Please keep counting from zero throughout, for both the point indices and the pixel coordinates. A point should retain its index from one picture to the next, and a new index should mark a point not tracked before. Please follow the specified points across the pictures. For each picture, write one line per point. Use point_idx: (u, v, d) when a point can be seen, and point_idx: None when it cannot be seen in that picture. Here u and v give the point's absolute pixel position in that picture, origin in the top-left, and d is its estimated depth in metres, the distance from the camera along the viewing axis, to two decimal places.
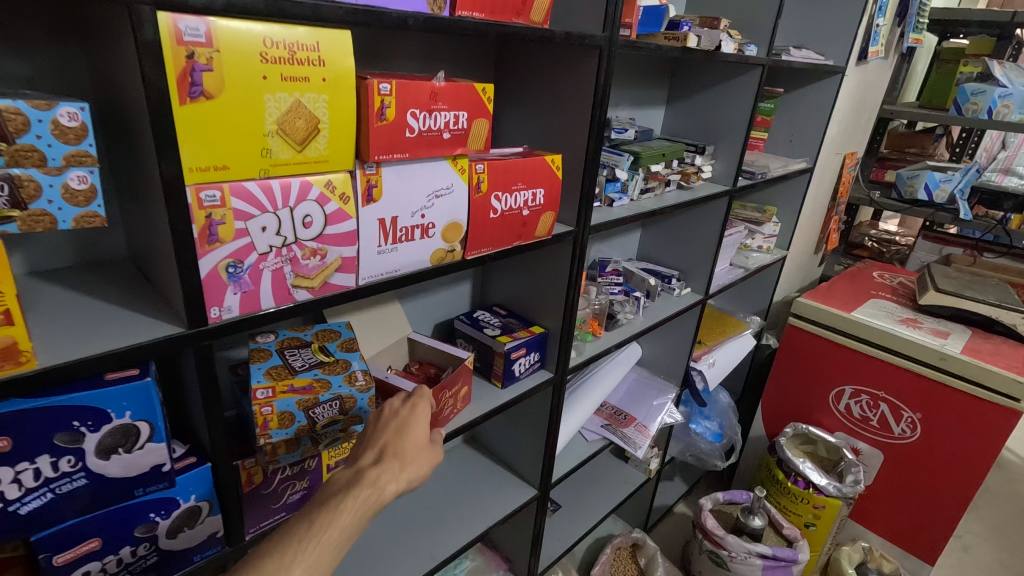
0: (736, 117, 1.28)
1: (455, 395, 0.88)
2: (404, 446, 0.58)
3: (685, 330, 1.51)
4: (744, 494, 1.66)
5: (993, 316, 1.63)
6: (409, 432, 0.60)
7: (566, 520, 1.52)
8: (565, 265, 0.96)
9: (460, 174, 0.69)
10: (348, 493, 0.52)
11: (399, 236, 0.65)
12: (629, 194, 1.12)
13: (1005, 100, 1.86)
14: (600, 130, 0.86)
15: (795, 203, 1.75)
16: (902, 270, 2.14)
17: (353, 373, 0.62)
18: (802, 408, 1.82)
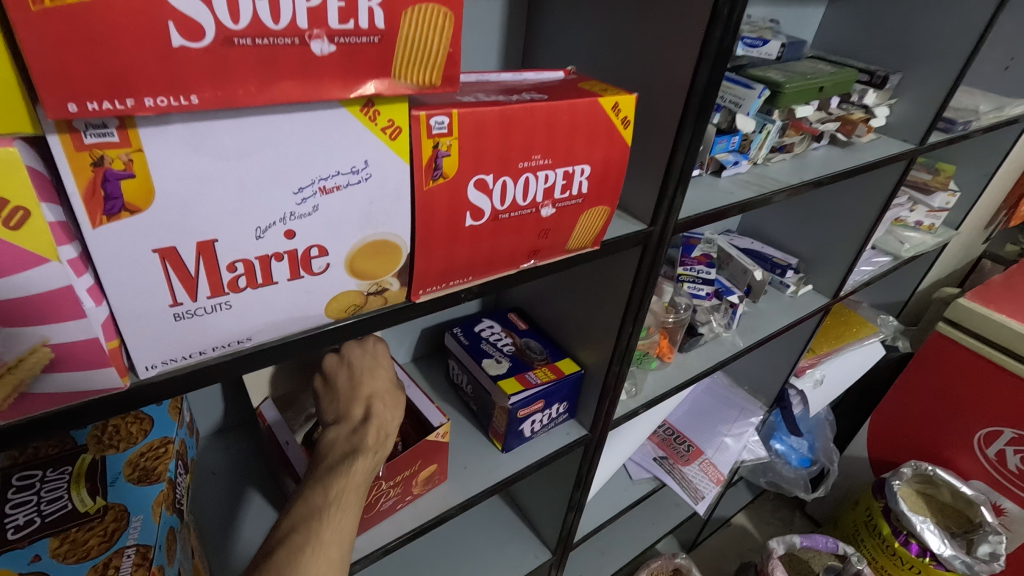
0: (957, 25, 0.76)
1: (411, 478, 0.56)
2: (385, 387, 0.52)
3: (792, 341, 1.08)
4: (830, 543, 1.27)
5: None
6: (381, 374, 0.53)
7: (596, 546, 1.23)
8: (624, 281, 0.56)
9: (385, 141, 0.30)
10: (355, 450, 0.46)
11: (228, 281, 0.29)
12: (750, 155, 0.67)
13: None
14: (726, 42, 0.42)
15: (989, 164, 1.20)
16: None
17: (117, 555, 0.33)
18: (929, 440, 1.38)
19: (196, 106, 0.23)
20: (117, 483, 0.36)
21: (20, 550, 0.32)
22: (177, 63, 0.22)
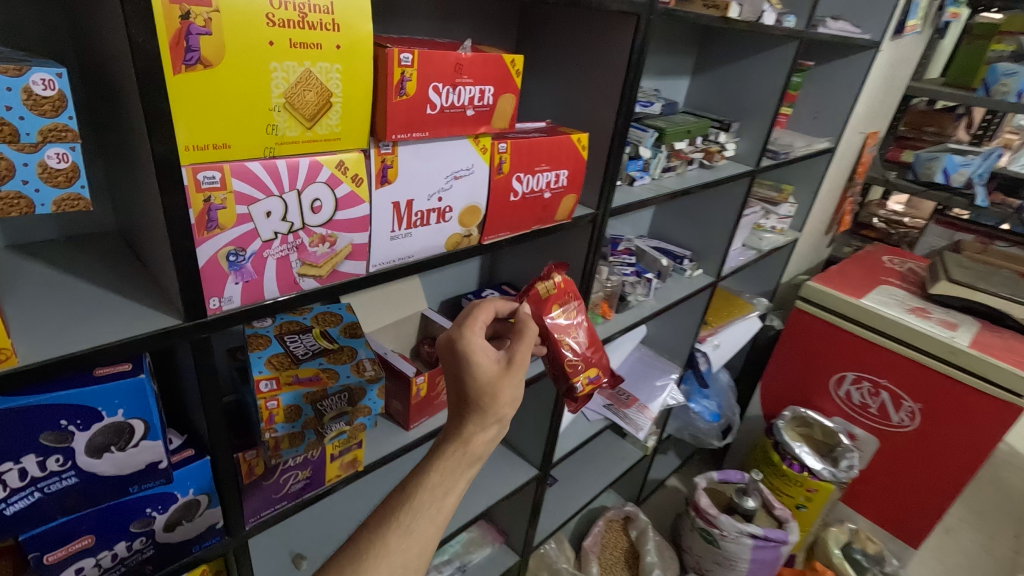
0: (767, 92, 1.21)
1: (590, 378, 0.80)
2: (466, 387, 0.53)
3: (692, 314, 1.48)
4: (739, 475, 1.66)
5: (1003, 310, 1.62)
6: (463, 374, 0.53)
7: (562, 494, 1.54)
8: (582, 248, 0.91)
9: (480, 154, 0.63)
10: (440, 456, 0.51)
11: (413, 221, 0.60)
12: (650, 173, 1.06)
13: (963, 169, 2.17)
14: (630, 106, 0.79)
15: (813, 183, 1.69)
16: (912, 256, 2.11)
17: (361, 362, 0.61)
18: (801, 391, 1.81)
19: (425, 137, 0.55)
20: (338, 338, 0.63)
21: (311, 360, 0.59)
22: (423, 120, 0.54)
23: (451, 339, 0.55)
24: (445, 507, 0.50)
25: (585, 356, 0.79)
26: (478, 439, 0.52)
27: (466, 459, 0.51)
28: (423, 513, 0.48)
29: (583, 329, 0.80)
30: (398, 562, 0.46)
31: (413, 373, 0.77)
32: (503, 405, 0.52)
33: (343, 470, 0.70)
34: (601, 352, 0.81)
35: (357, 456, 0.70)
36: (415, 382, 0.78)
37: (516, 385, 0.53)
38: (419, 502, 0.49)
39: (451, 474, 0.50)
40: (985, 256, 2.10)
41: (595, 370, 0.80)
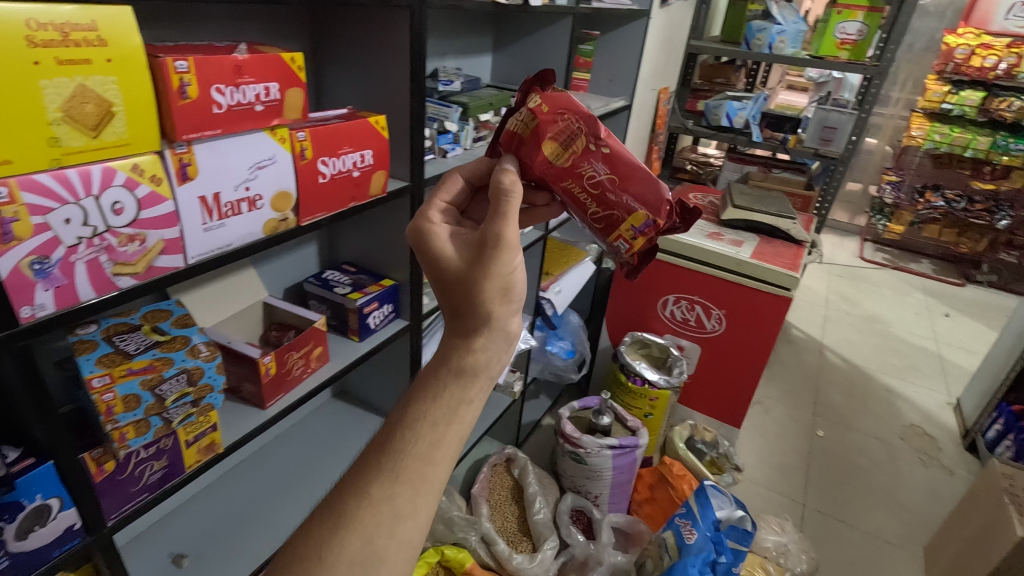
0: (556, 62, 1.38)
1: (637, 225, 0.84)
2: (451, 283, 0.62)
3: (531, 266, 1.67)
4: (594, 399, 1.92)
5: (774, 226, 2.01)
6: (445, 272, 0.63)
7: None
8: (406, 218, 1.02)
9: (280, 144, 0.70)
10: (431, 393, 0.56)
11: (224, 211, 0.66)
12: (462, 144, 1.18)
13: (740, 112, 2.60)
14: (421, 88, 0.90)
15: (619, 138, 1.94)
16: (712, 190, 2.49)
17: (194, 347, 0.70)
18: (637, 319, 2.09)
19: (218, 134, 0.61)
20: (170, 330, 0.71)
21: (144, 352, 0.65)
22: (212, 119, 0.60)
23: (430, 246, 0.64)
24: (440, 447, 0.54)
25: (618, 203, 0.82)
26: (470, 368, 0.57)
27: (460, 386, 0.56)
28: (413, 450, 0.53)
29: (604, 161, 0.80)
30: (386, 509, 0.50)
31: (258, 354, 0.83)
32: (492, 303, 0.59)
33: (202, 455, 0.74)
34: (633, 195, 0.82)
35: (213, 439, 0.74)
36: (263, 362, 0.84)
37: (505, 276, 0.59)
38: (412, 442, 0.53)
39: (446, 410, 0.55)
40: (767, 182, 2.60)
41: (642, 215, 0.83)
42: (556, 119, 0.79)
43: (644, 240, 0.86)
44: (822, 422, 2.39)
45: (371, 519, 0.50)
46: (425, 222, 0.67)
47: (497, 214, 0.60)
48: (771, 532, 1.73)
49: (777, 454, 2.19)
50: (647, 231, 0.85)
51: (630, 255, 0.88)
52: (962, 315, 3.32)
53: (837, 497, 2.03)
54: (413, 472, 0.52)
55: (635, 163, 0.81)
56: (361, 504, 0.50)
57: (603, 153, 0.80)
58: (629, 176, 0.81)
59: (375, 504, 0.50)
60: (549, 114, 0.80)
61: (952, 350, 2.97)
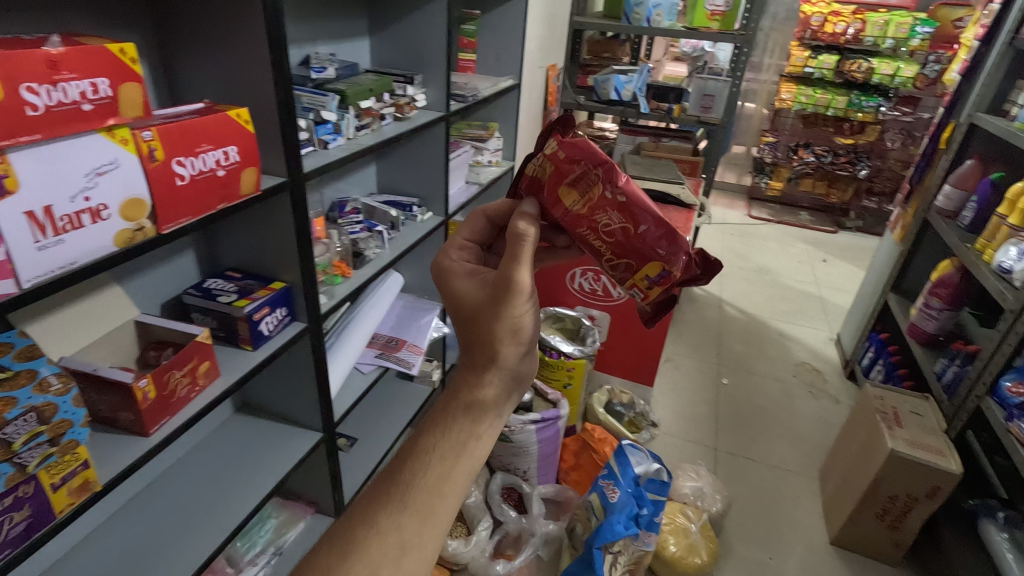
0: (436, 43, 1.35)
1: (652, 276, 0.83)
2: (464, 315, 0.65)
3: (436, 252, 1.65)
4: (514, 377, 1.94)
5: (665, 192, 2.11)
6: (462, 307, 0.65)
7: (365, 449, 1.61)
8: (289, 216, 0.96)
9: (122, 146, 0.63)
10: (447, 426, 0.56)
11: (60, 226, 0.59)
12: (343, 133, 1.13)
13: (627, 86, 2.67)
14: (286, 76, 0.84)
15: (512, 117, 1.94)
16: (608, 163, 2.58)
17: (45, 380, 0.63)
18: (549, 295, 2.13)
19: (39, 138, 0.55)
20: (12, 365, 0.62)
21: None
22: (28, 122, 0.54)
23: (450, 282, 0.69)
24: (450, 481, 0.53)
25: (631, 252, 0.81)
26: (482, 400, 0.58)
27: (471, 421, 0.56)
28: (426, 481, 0.53)
29: (620, 212, 0.79)
30: (392, 542, 0.50)
31: (132, 379, 0.76)
32: (501, 343, 0.60)
33: (76, 496, 0.67)
34: (648, 247, 0.81)
35: (86, 477, 0.68)
36: (137, 387, 0.77)
37: (513, 320, 0.61)
38: (425, 474, 0.53)
39: (461, 444, 0.55)
40: (657, 152, 2.74)
41: (657, 265, 0.81)
42: (573, 164, 0.80)
43: (660, 291, 0.84)
44: (726, 370, 2.58)
45: (374, 552, 0.49)
46: (446, 261, 0.71)
47: (510, 258, 0.62)
48: (687, 479, 1.85)
49: (689, 406, 2.34)
50: (663, 282, 0.83)
51: (645, 301, 0.87)
52: (836, 259, 3.68)
53: (743, 437, 2.21)
54: (421, 506, 0.52)
55: (655, 214, 0.79)
56: (365, 535, 0.50)
57: (618, 203, 0.79)
58: (644, 227, 0.79)
59: (380, 535, 0.50)
60: (566, 161, 0.80)
61: (830, 292, 3.29)
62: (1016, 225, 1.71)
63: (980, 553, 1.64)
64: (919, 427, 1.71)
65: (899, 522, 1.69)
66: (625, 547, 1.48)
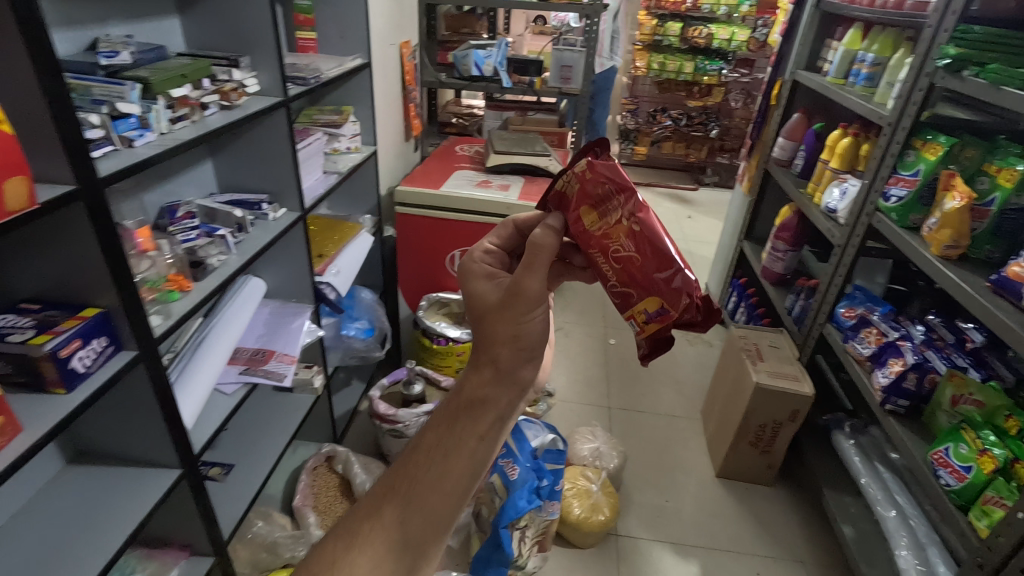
0: (258, 20, 1.21)
1: (648, 309, 0.76)
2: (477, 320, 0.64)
3: (297, 250, 1.52)
4: (403, 371, 1.87)
5: (533, 165, 2.11)
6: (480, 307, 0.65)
7: (244, 473, 1.47)
8: (89, 230, 0.82)
9: None
10: (449, 429, 0.57)
11: None
12: (153, 128, 0.98)
13: (489, 61, 2.64)
14: (50, 64, 0.70)
15: (367, 99, 1.83)
16: (477, 140, 2.54)
17: None
18: (431, 281, 2.08)
19: None
20: None
21: None
22: None
23: (468, 283, 0.68)
24: (449, 478, 0.56)
25: (633, 281, 0.76)
26: (481, 400, 0.58)
27: (472, 423, 0.57)
28: (424, 483, 0.55)
29: (632, 238, 0.75)
30: (393, 536, 0.54)
31: None
32: (500, 346, 0.60)
33: None
34: (653, 279, 0.75)
35: None
36: None
37: (516, 326, 0.60)
38: (424, 476, 0.56)
39: (459, 447, 0.56)
40: (525, 126, 2.74)
41: (656, 300, 0.75)
42: (598, 185, 0.78)
43: (657, 327, 0.77)
44: (613, 331, 2.70)
45: (377, 546, 0.54)
46: (469, 263, 0.70)
47: (525, 265, 0.62)
48: (585, 441, 1.91)
49: (582, 371, 2.42)
50: (659, 320, 0.76)
51: (639, 337, 0.80)
52: (699, 214, 3.97)
53: (633, 392, 2.33)
54: (421, 502, 0.55)
55: (667, 246, 0.74)
56: (368, 531, 0.55)
57: (630, 229, 0.75)
58: (655, 256, 0.74)
59: (381, 530, 0.54)
60: (593, 178, 0.79)
61: (697, 245, 3.55)
62: (837, 168, 1.92)
63: (834, 460, 1.87)
64: (778, 359, 1.89)
65: (770, 447, 1.87)
66: (531, 520, 1.49)
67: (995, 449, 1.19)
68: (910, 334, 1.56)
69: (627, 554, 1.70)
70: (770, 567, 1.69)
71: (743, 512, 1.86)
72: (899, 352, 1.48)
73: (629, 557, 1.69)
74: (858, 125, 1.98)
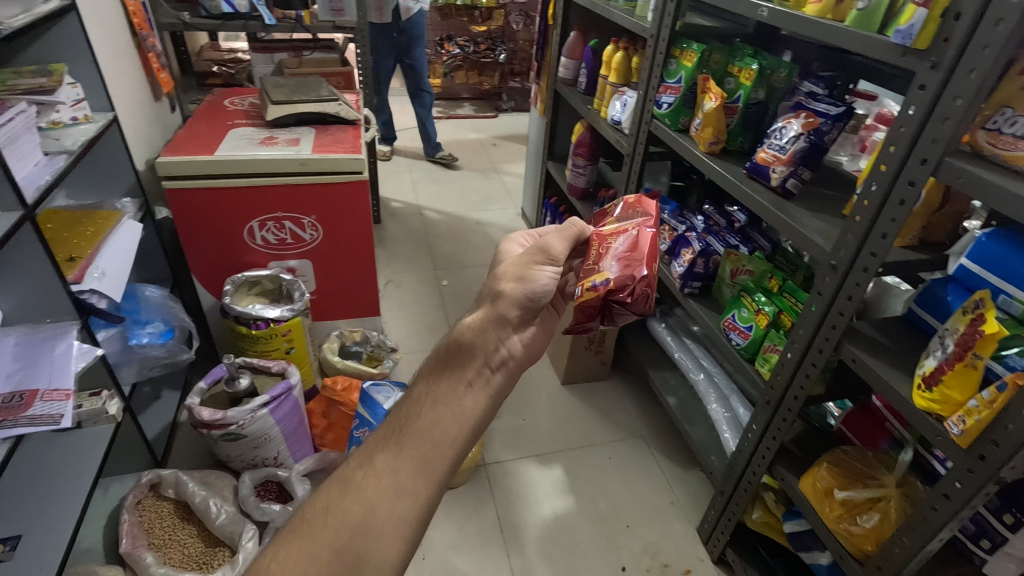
0: None
1: (597, 277, 0.91)
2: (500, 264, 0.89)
3: (34, 259, 1.19)
4: (222, 367, 1.64)
5: (322, 112, 1.91)
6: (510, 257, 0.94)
7: (40, 538, 1.20)
8: None
9: None
10: (439, 380, 0.71)
11: None
12: None
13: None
14: None
15: (84, 52, 1.45)
16: (249, 91, 2.21)
17: None
18: (232, 261, 1.81)
19: None
20: None
21: None
22: None
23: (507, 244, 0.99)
24: (437, 426, 0.67)
25: (605, 261, 0.94)
26: (466, 349, 0.73)
27: (458, 372, 0.72)
28: (418, 429, 0.67)
29: (623, 237, 0.98)
30: (388, 479, 0.64)
31: None
32: (504, 285, 0.80)
33: None
34: (620, 263, 0.92)
35: None
36: None
37: (526, 271, 0.81)
38: (419, 421, 0.68)
39: (450, 394, 0.70)
40: (302, 69, 2.44)
41: (605, 274, 0.91)
42: (634, 211, 1.06)
43: (592, 295, 0.90)
44: (444, 272, 2.68)
45: (373, 487, 0.63)
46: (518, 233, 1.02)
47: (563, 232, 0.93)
48: None
49: (421, 319, 2.39)
50: (595, 290, 0.90)
51: (574, 302, 0.93)
52: (504, 141, 4.04)
53: None
54: (413, 446, 0.66)
55: (647, 248, 0.95)
56: (365, 475, 0.64)
57: (630, 233, 0.99)
58: (629, 250, 0.94)
59: (376, 475, 0.64)
60: (632, 205, 1.08)
61: (508, 173, 3.63)
62: (616, 82, 2.05)
63: (653, 344, 2.14)
64: None
65: (602, 346, 2.06)
66: None
67: (767, 306, 1.44)
68: (694, 224, 1.76)
69: (498, 479, 1.78)
70: (618, 448, 1.92)
71: (589, 409, 2.06)
72: (688, 243, 1.70)
73: (500, 482, 1.77)
74: (626, 38, 2.11)
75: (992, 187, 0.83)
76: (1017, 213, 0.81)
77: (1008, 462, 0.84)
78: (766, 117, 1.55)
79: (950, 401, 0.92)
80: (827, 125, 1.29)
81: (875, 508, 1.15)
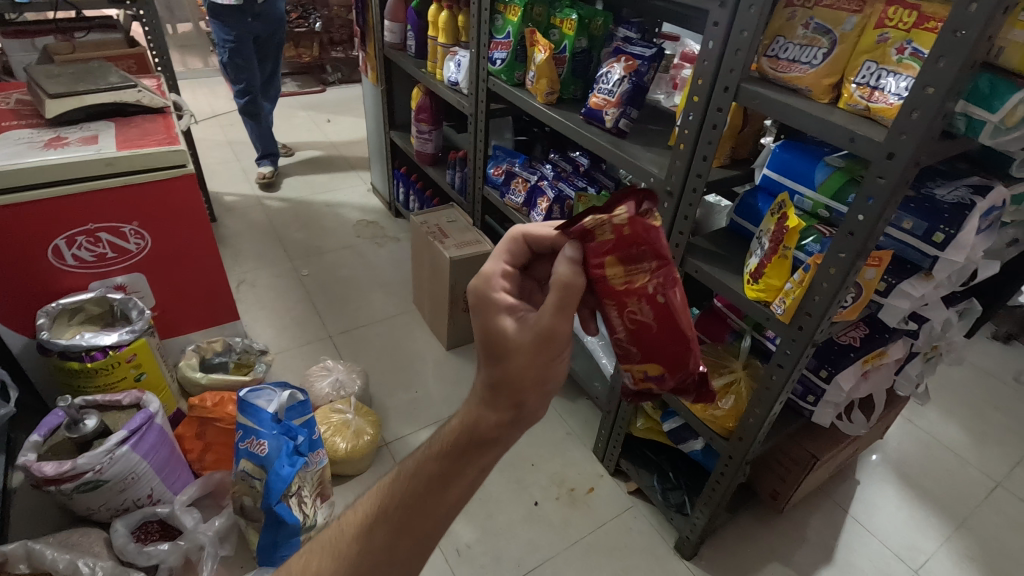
0: None
1: (648, 372, 0.84)
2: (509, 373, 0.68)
3: None
4: (58, 414, 1.40)
5: (118, 102, 1.65)
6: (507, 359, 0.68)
7: None
8: None
9: None
10: (452, 465, 0.72)
11: None
12: None
13: None
14: None
15: None
16: (11, 84, 1.83)
17: None
18: (39, 290, 1.53)
19: None
20: None
21: None
22: None
23: (484, 328, 0.69)
24: (440, 505, 0.71)
25: (641, 346, 0.80)
26: (488, 445, 0.71)
27: (475, 459, 0.72)
28: (421, 513, 0.71)
29: (651, 305, 0.76)
30: (383, 556, 0.70)
31: None
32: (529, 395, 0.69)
33: None
34: (665, 351, 0.81)
35: None
36: None
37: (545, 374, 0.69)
38: (427, 509, 0.71)
39: (461, 478, 0.72)
40: (77, 54, 2.06)
41: (656, 366, 0.83)
42: (637, 248, 0.73)
43: (647, 385, 0.87)
44: (302, 262, 2.52)
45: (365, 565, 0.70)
46: (485, 307, 0.70)
47: (558, 307, 0.66)
48: (322, 379, 1.84)
49: (286, 314, 2.24)
50: (653, 380, 0.85)
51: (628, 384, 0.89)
52: (339, 116, 3.83)
53: (347, 312, 2.29)
54: (410, 532, 0.71)
55: (684, 326, 0.79)
56: (361, 554, 0.70)
57: (653, 297, 0.76)
58: (670, 328, 0.78)
59: (371, 555, 0.70)
60: (628, 236, 0.73)
61: (349, 149, 3.46)
62: (446, 42, 2.04)
63: None
64: (458, 230, 2.08)
65: None
66: (303, 479, 1.42)
67: None
68: (544, 173, 1.86)
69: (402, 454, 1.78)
70: None
71: None
72: (542, 192, 1.79)
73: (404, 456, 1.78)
74: None
75: (779, 105, 0.99)
76: (799, 124, 0.98)
77: (819, 326, 1.04)
78: (591, 65, 1.65)
79: (772, 288, 1.11)
80: (644, 66, 1.41)
81: (731, 392, 1.36)
